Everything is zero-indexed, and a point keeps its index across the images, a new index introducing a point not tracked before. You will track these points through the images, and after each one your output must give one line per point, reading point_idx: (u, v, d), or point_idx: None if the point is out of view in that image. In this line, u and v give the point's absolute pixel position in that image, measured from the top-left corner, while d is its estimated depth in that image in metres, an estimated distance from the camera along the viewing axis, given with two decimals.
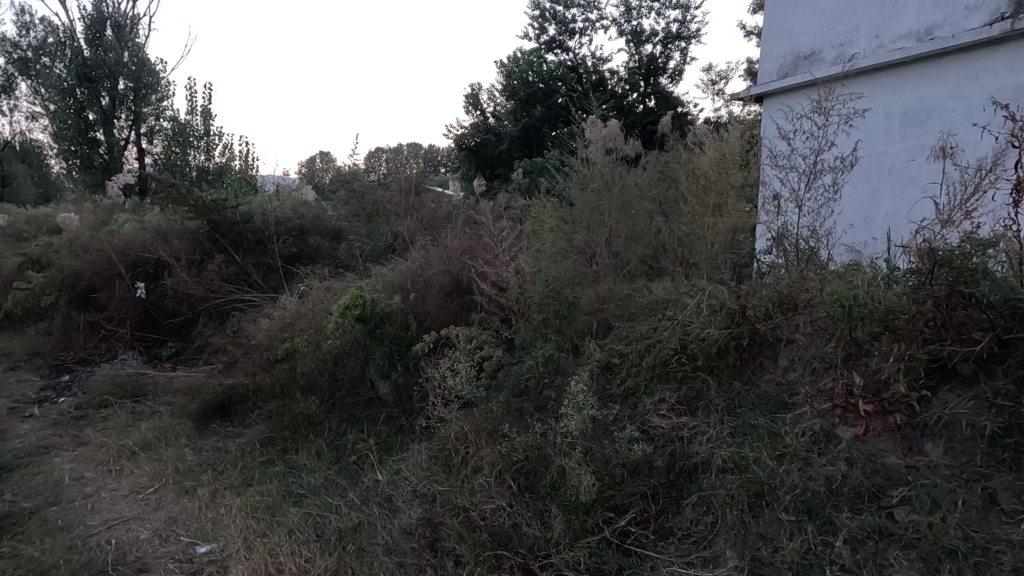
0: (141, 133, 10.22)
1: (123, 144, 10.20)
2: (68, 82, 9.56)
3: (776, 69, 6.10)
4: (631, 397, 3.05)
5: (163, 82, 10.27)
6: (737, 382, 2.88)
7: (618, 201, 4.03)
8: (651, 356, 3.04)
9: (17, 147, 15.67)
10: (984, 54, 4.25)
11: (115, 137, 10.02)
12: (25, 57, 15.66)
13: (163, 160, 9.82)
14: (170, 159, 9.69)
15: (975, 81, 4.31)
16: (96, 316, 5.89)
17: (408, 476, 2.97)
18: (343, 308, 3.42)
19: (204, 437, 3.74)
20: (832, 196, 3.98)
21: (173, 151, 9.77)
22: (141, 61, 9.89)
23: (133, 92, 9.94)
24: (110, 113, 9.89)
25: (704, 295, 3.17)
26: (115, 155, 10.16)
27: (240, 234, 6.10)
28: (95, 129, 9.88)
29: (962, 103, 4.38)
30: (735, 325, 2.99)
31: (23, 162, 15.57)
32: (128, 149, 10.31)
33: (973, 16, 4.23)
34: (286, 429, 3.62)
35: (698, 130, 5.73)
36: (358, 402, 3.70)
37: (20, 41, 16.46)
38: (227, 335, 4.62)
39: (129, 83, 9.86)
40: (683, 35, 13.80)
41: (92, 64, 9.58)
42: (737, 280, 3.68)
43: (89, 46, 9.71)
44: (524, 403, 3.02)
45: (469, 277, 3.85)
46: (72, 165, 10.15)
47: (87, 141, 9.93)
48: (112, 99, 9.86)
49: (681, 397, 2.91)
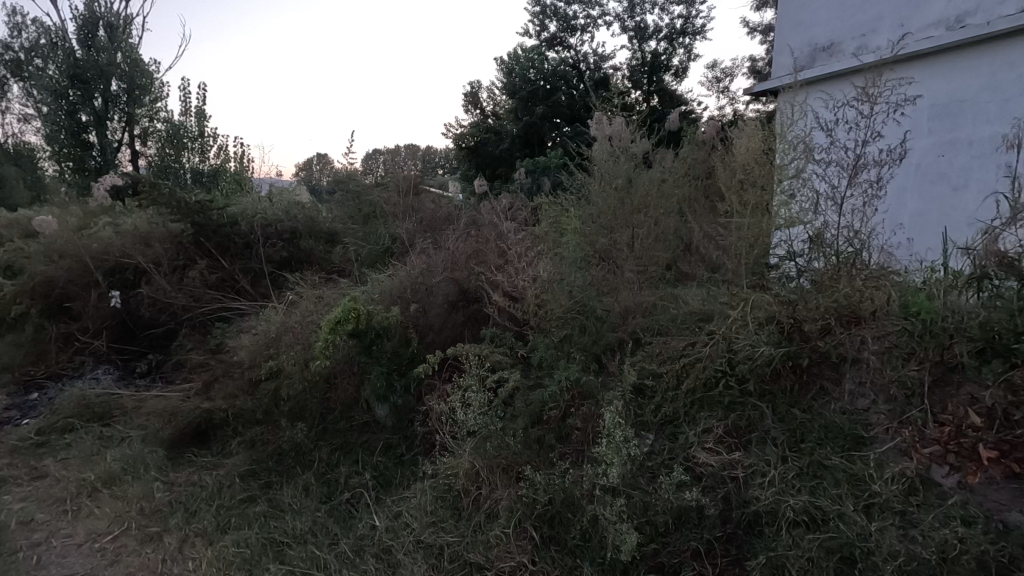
0: (135, 134, 9.71)
1: (116, 146, 9.70)
2: (60, 83, 9.14)
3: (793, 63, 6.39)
4: (669, 426, 2.64)
5: (157, 83, 9.77)
6: (796, 411, 2.45)
7: (644, 200, 3.60)
8: (692, 379, 2.61)
9: (14, 151, 15.58)
10: (1014, 43, 4.43)
11: (109, 139, 9.56)
12: (19, 59, 15.21)
13: (155, 162, 9.35)
14: (164, 161, 9.22)
15: (1009, 70, 4.46)
16: (70, 327, 5.44)
17: (409, 522, 2.59)
18: (335, 322, 2.99)
19: (178, 469, 3.31)
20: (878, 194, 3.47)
21: (166, 152, 9.29)
22: (135, 62, 9.45)
23: (126, 93, 9.48)
24: (103, 114, 9.44)
25: (747, 305, 2.73)
26: (108, 158, 9.70)
27: (227, 237, 5.65)
28: (88, 130, 9.48)
29: (997, 94, 4.53)
30: (788, 340, 2.57)
31: (17, 166, 15.32)
32: (122, 151, 9.81)
33: (1008, 3, 4.40)
34: (270, 459, 3.20)
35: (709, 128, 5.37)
36: (353, 427, 3.27)
37: (11, 41, 15.91)
38: (209, 349, 4.17)
39: (123, 84, 9.42)
40: (687, 31, 13.41)
41: (84, 65, 9.12)
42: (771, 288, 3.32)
43: (82, 46, 9.27)
44: (546, 434, 2.60)
45: (477, 284, 3.39)
46: (64, 167, 9.73)
47: (79, 143, 9.52)
48: (105, 100, 9.41)
49: (730, 427, 2.51)
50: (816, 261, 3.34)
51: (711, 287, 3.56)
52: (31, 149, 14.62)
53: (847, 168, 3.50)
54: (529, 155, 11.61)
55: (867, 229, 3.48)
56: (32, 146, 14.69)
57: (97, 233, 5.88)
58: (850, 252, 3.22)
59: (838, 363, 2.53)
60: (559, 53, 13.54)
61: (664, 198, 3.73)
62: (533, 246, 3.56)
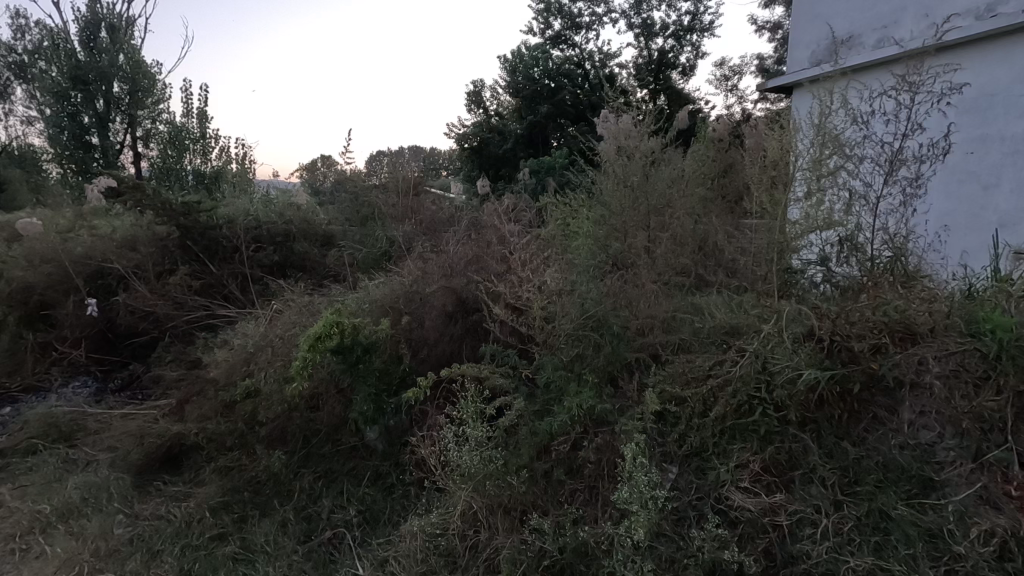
0: (137, 136, 9.39)
1: (118, 149, 9.37)
2: (63, 85, 8.89)
3: (808, 57, 6.23)
4: (695, 458, 2.31)
5: (161, 85, 9.54)
6: (848, 444, 2.12)
7: (662, 199, 3.26)
8: (722, 406, 2.27)
9: (20, 154, 15.51)
10: None
11: (111, 141, 9.25)
12: (22, 61, 15.02)
13: (156, 164, 9.06)
14: (165, 163, 8.94)
15: None
16: (48, 336, 5.09)
17: (397, 572, 2.26)
18: (315, 338, 2.66)
19: (144, 499, 2.98)
20: (916, 194, 3.10)
21: (168, 154, 9.03)
22: (138, 64, 9.20)
23: (128, 96, 9.23)
24: (105, 115, 9.16)
25: (784, 319, 2.38)
26: (111, 160, 9.37)
27: (214, 240, 5.31)
28: (91, 132, 9.20)
29: None
30: (834, 363, 2.23)
31: (21, 168, 15.24)
32: (124, 154, 9.46)
33: None
34: (246, 489, 2.87)
35: (722, 125, 5.04)
36: (340, 452, 2.97)
37: (15, 45, 15.71)
38: (190, 362, 3.85)
39: (125, 86, 9.18)
40: (695, 27, 13.03)
41: (86, 65, 8.86)
42: (800, 297, 2.99)
43: (84, 48, 9.04)
44: (555, 469, 2.28)
45: (475, 293, 3.05)
46: (66, 170, 9.44)
47: (80, 145, 9.23)
48: (106, 102, 9.14)
49: (767, 463, 2.18)
50: (848, 266, 3.00)
51: (731, 295, 3.21)
52: (35, 153, 14.37)
53: (883, 165, 3.15)
54: (533, 156, 11.26)
55: (905, 232, 3.12)
56: (35, 148, 14.43)
57: (81, 237, 5.56)
58: (888, 257, 2.88)
59: (894, 388, 2.19)
60: (564, 52, 13.21)
61: (682, 198, 3.39)
62: (538, 250, 3.23)
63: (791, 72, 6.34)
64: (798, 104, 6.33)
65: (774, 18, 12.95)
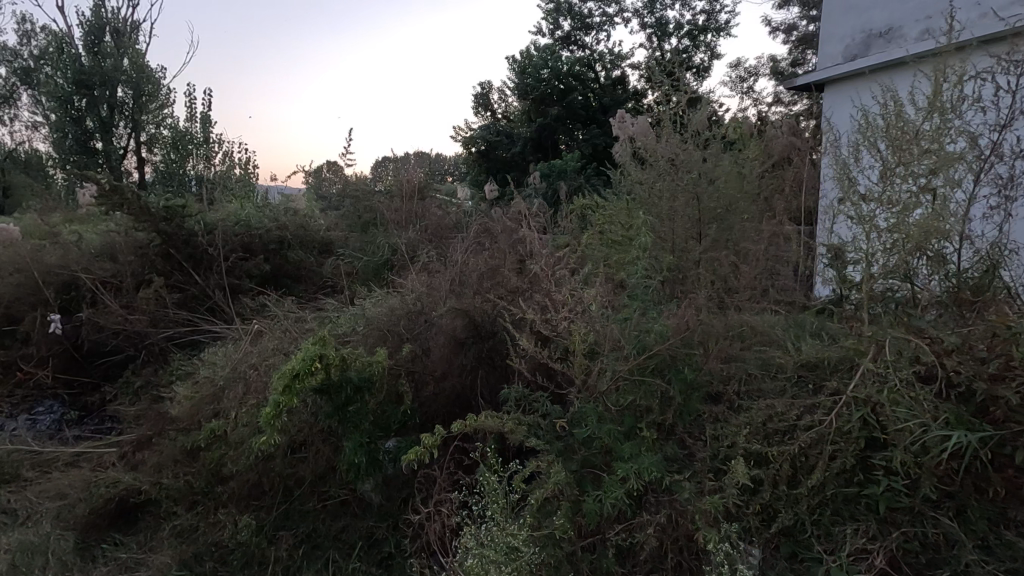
0: (140, 141, 8.88)
1: (121, 153, 8.82)
2: (66, 89, 8.39)
3: (843, 51, 5.70)
4: (789, 540, 1.78)
5: (166, 89, 9.07)
6: (1004, 533, 1.61)
7: (721, 200, 2.69)
8: (823, 474, 1.74)
9: (21, 157, 15.14)
10: None
11: (114, 145, 8.70)
12: (25, 66, 14.55)
13: (159, 169, 8.59)
14: (168, 167, 8.50)
15: None
16: (12, 355, 4.47)
17: None
18: (291, 377, 2.11)
19: (87, 569, 2.41)
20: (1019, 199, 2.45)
21: (171, 159, 8.56)
22: (142, 67, 8.72)
23: (133, 100, 8.74)
24: (108, 121, 8.65)
25: (896, 359, 1.83)
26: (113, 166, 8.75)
27: (201, 248, 4.72)
28: (93, 137, 8.63)
29: None
30: (974, 424, 1.68)
31: (25, 173, 14.87)
32: (127, 159, 8.94)
33: None
34: (210, 559, 2.31)
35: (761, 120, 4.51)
36: (327, 509, 2.43)
37: (20, 51, 15.32)
38: (160, 392, 3.31)
39: (129, 91, 8.69)
40: (709, 27, 12.47)
41: (90, 70, 8.35)
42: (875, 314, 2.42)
43: (87, 53, 8.55)
44: (607, 554, 1.74)
45: (490, 316, 2.49)
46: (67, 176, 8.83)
47: (82, 150, 8.62)
48: (110, 107, 8.63)
49: (894, 555, 1.66)
50: (931, 282, 2.28)
51: (791, 315, 2.65)
52: (39, 159, 13.91)
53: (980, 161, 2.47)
54: (543, 159, 10.75)
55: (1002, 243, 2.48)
56: (38, 153, 13.96)
57: (56, 245, 5.02)
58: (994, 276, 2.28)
59: None
60: (574, 52, 12.68)
61: (740, 199, 2.82)
62: (566, 261, 2.67)
63: (822, 69, 5.85)
64: (832, 102, 5.82)
65: (788, 19, 12.36)
